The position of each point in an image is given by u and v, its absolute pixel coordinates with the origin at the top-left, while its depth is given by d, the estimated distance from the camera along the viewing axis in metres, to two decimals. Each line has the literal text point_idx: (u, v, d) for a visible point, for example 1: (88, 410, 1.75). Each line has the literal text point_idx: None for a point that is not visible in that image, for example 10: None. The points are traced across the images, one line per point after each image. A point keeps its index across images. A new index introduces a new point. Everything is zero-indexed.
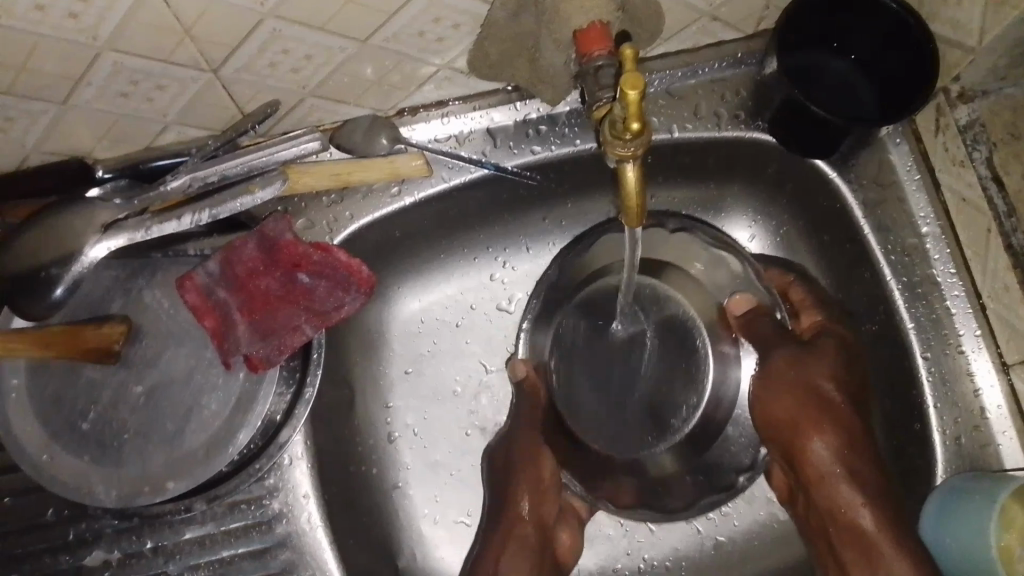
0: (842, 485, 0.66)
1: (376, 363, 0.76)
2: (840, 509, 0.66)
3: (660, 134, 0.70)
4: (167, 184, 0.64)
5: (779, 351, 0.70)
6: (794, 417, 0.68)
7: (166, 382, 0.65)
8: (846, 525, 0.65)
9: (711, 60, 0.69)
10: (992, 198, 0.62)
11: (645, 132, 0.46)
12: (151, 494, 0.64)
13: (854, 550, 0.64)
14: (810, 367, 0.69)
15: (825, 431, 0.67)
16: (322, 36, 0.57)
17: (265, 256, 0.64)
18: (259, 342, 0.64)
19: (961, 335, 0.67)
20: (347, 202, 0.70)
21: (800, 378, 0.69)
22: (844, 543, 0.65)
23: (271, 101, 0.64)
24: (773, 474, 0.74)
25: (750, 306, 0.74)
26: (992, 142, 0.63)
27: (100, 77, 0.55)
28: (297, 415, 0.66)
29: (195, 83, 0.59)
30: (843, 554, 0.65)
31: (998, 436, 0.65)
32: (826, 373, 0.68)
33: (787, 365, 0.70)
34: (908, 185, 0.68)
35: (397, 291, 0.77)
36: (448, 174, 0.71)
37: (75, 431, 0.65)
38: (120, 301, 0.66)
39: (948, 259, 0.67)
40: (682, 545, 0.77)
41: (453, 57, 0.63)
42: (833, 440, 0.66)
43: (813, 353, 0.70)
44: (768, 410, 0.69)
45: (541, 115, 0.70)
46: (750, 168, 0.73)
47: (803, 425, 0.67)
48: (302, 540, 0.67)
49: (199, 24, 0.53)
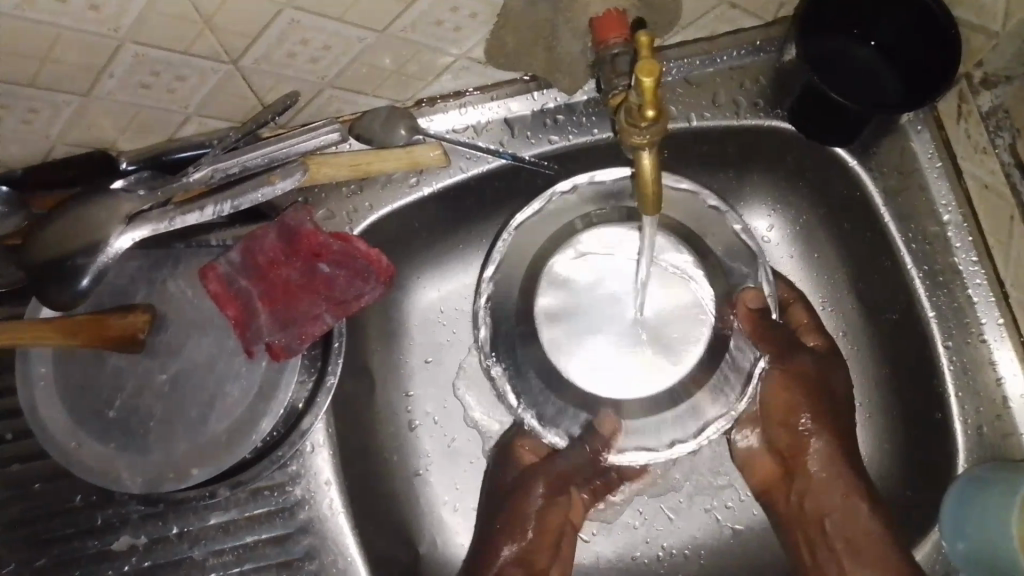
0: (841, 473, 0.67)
1: (395, 352, 0.77)
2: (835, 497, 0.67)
3: (678, 122, 0.70)
4: (189, 175, 0.65)
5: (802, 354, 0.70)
6: (797, 407, 0.69)
7: (189, 370, 0.66)
8: (840, 510, 0.67)
9: (729, 48, 0.69)
10: (1015, 184, 0.62)
11: (661, 118, 0.46)
12: (176, 480, 0.65)
13: (844, 537, 0.67)
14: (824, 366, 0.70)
15: (830, 425, 0.69)
16: (340, 26, 0.57)
17: (285, 246, 0.65)
18: (280, 330, 0.65)
19: (982, 323, 0.66)
20: (367, 193, 0.70)
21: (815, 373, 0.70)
22: (840, 533, 0.67)
23: (291, 92, 0.64)
24: (752, 463, 0.73)
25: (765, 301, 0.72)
26: (1016, 129, 0.62)
27: (122, 68, 0.56)
28: (318, 403, 0.67)
29: (215, 74, 0.60)
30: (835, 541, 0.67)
31: (1021, 426, 0.64)
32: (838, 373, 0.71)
33: (805, 365, 0.70)
34: (930, 172, 0.68)
35: (416, 281, 0.77)
36: (466, 165, 0.71)
37: (101, 419, 0.66)
38: (144, 291, 0.67)
39: (971, 247, 0.67)
40: (700, 533, 0.76)
41: (470, 47, 0.63)
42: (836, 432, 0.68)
43: (824, 357, 0.72)
44: (781, 403, 0.70)
45: (558, 105, 0.71)
46: (768, 157, 0.73)
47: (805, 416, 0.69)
48: (324, 526, 0.68)
49: (219, 15, 0.53)
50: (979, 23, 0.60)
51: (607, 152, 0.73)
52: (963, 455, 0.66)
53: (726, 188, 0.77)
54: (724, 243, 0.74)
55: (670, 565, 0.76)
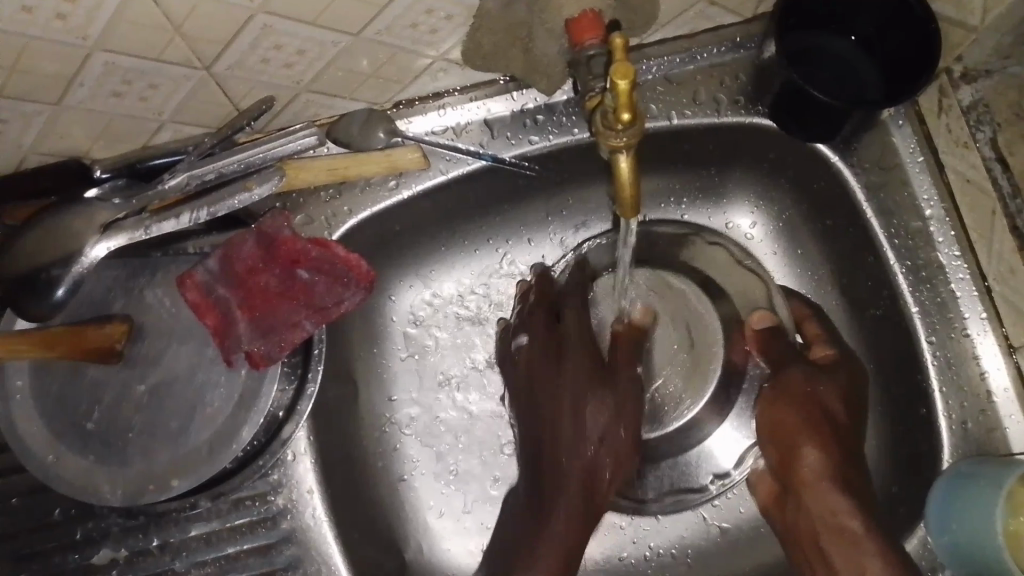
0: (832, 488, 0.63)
1: (378, 356, 0.76)
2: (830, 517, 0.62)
3: (659, 120, 0.69)
4: (165, 182, 0.64)
5: (793, 368, 0.69)
6: (797, 432, 0.66)
7: (169, 381, 0.66)
8: (837, 530, 0.61)
9: (709, 45, 0.68)
10: (995, 178, 0.63)
11: (637, 121, 0.46)
12: (156, 492, 0.64)
13: (842, 553, 0.60)
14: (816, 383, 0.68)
15: (824, 442, 0.65)
16: (313, 31, 0.57)
17: (264, 252, 0.65)
18: (260, 339, 0.64)
19: (966, 318, 0.66)
20: (345, 197, 0.70)
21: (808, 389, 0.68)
22: (829, 544, 0.61)
23: (266, 97, 0.63)
24: (757, 483, 0.71)
25: (768, 322, 0.73)
26: (996, 123, 0.64)
27: (92, 77, 0.55)
28: (299, 411, 0.67)
29: (188, 82, 0.59)
30: (831, 555, 0.61)
31: (1005, 420, 0.64)
32: (833, 389, 0.68)
33: (799, 381, 0.68)
34: (912, 167, 0.67)
35: (398, 283, 0.77)
36: (444, 167, 0.70)
37: (80, 431, 0.65)
38: (122, 301, 0.66)
39: (953, 242, 0.66)
40: (688, 533, 0.76)
41: (447, 49, 0.63)
42: (829, 449, 0.64)
43: (824, 372, 0.69)
44: (776, 416, 0.67)
45: (538, 105, 0.70)
46: (749, 154, 0.73)
47: (797, 432, 0.66)
48: (307, 535, 0.68)
49: (189, 21, 0.53)
50: (958, 18, 0.60)
51: (588, 151, 0.72)
52: (949, 452, 0.66)
53: (708, 186, 0.77)
54: (726, 273, 0.76)
55: (657, 565, 0.76)
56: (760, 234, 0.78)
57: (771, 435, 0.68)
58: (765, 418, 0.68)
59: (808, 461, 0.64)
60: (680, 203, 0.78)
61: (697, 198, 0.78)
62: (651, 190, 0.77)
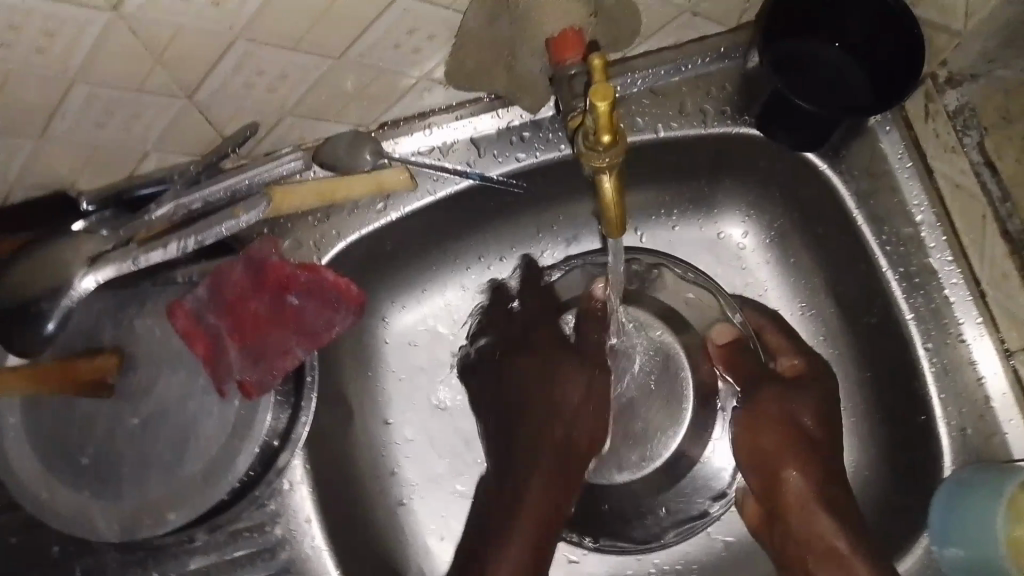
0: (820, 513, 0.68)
1: (372, 379, 0.76)
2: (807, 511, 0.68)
3: (646, 133, 0.69)
4: (151, 212, 0.63)
5: (767, 387, 0.73)
6: (778, 453, 0.70)
7: (161, 411, 0.65)
8: (822, 551, 0.67)
9: (695, 55, 0.68)
10: (984, 182, 0.64)
11: (619, 142, 0.46)
12: (153, 525, 0.64)
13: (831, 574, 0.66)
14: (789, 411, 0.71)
15: (802, 459, 0.69)
16: (296, 55, 0.56)
17: (252, 279, 0.64)
18: (251, 367, 0.64)
19: (960, 322, 0.66)
20: (333, 220, 0.69)
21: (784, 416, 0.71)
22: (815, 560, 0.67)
23: (251, 123, 0.63)
24: (745, 505, 0.74)
25: (732, 335, 0.74)
26: (983, 127, 0.64)
27: (74, 110, 0.55)
28: (294, 438, 0.66)
29: (172, 110, 0.59)
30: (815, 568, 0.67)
31: (1004, 424, 0.64)
32: (805, 408, 0.71)
33: (773, 397, 0.72)
34: (901, 174, 0.67)
35: (390, 305, 0.76)
36: (432, 187, 0.70)
37: (74, 465, 0.65)
38: (112, 332, 0.66)
39: (944, 247, 0.66)
40: (692, 548, 0.76)
41: (431, 68, 0.62)
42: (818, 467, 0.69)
43: (797, 387, 0.72)
44: (754, 440, 0.71)
45: (524, 122, 0.70)
46: (740, 163, 0.72)
47: (777, 453, 0.70)
48: (306, 564, 0.67)
49: (170, 50, 0.52)
50: (942, 23, 0.60)
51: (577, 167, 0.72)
52: (950, 458, 0.65)
53: (698, 197, 0.76)
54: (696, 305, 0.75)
55: None
56: (752, 244, 0.78)
57: (750, 456, 0.71)
58: (741, 442, 0.72)
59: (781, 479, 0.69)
60: (670, 215, 0.78)
61: (684, 210, 0.77)
62: (641, 203, 0.76)
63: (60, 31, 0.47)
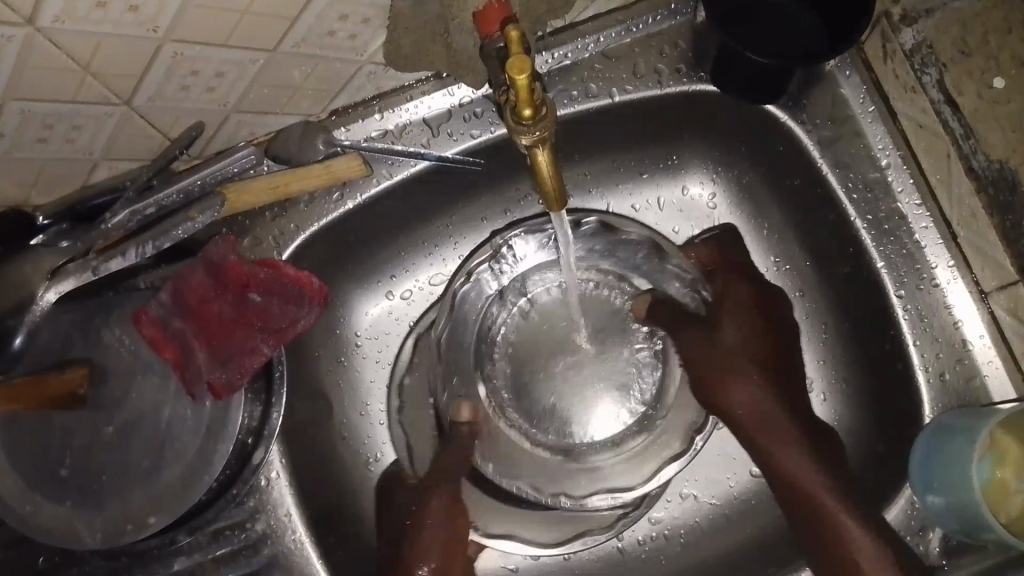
0: (783, 420, 0.69)
1: (349, 367, 0.76)
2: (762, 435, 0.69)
3: (600, 98, 0.67)
4: (106, 221, 0.62)
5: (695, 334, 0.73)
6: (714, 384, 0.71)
7: (136, 419, 0.65)
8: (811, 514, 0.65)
9: (645, 15, 0.67)
10: (946, 120, 0.64)
11: (545, 115, 0.45)
12: (135, 531, 0.64)
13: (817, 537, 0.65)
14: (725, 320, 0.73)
15: (766, 382, 0.71)
16: (226, 52, 0.55)
17: (212, 281, 0.64)
18: (220, 368, 0.64)
19: (933, 267, 0.66)
20: (291, 214, 0.68)
21: (717, 351, 0.72)
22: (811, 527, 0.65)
23: (194, 123, 0.62)
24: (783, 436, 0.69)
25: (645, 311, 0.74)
26: (941, 64, 0.64)
27: (11, 126, 0.54)
28: (267, 435, 0.67)
29: (111, 119, 0.58)
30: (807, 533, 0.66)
31: (983, 367, 0.65)
32: (737, 348, 0.72)
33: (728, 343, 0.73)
34: (864, 118, 0.66)
35: (358, 298, 0.76)
36: (388, 171, 0.69)
37: (54, 479, 0.64)
38: (81, 344, 0.65)
39: (912, 191, 0.66)
40: (678, 513, 0.76)
41: (371, 53, 0.61)
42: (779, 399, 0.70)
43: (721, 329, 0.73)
44: (693, 362, 0.73)
45: (474, 98, 0.69)
46: (699, 119, 0.71)
47: (731, 386, 0.71)
48: (291, 559, 0.68)
49: (96, 58, 0.51)
50: None
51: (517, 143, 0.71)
52: (930, 406, 0.66)
53: (657, 156, 0.75)
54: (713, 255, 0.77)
55: (650, 548, 0.76)
56: (722, 199, 0.77)
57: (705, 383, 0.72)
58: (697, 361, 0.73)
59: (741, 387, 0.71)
60: (642, 172, 0.76)
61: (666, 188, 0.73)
62: (588, 166, 0.74)
63: None
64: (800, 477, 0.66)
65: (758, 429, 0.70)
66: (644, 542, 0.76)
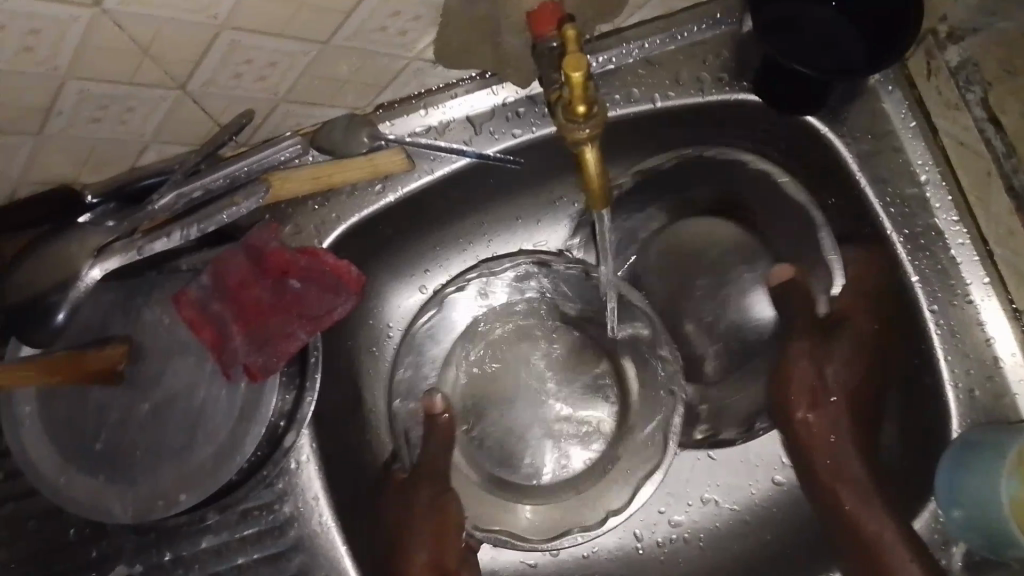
0: (836, 436, 0.66)
1: (380, 358, 0.77)
2: (827, 474, 0.66)
3: (642, 103, 0.68)
4: (154, 203, 0.64)
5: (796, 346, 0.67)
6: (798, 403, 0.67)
7: (171, 398, 0.66)
8: (859, 537, 0.64)
9: (689, 23, 0.68)
10: (988, 139, 0.63)
11: (596, 112, 0.46)
12: (165, 508, 0.65)
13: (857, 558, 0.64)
14: (792, 358, 0.67)
15: (840, 413, 0.67)
16: (281, 42, 0.56)
17: (253, 266, 0.65)
18: (256, 351, 0.65)
19: (967, 284, 0.67)
20: (332, 204, 0.70)
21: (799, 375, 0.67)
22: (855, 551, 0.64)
23: (244, 111, 0.63)
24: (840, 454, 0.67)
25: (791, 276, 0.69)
26: (986, 83, 0.64)
27: (68, 105, 0.56)
28: (299, 420, 0.68)
29: (164, 102, 0.59)
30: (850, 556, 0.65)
31: (1014, 386, 0.66)
32: (836, 361, 0.67)
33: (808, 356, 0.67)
34: (905, 132, 0.68)
35: (392, 291, 0.77)
36: (430, 166, 0.70)
37: (90, 451, 0.66)
38: (121, 321, 0.66)
39: (950, 207, 0.67)
40: (700, 518, 0.77)
41: (420, 49, 0.62)
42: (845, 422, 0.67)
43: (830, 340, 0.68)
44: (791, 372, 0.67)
45: (518, 98, 0.70)
46: (738, 130, 0.71)
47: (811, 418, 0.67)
48: (315, 542, 0.69)
49: (155, 41, 0.52)
50: None
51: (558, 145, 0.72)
52: (958, 421, 0.66)
53: None
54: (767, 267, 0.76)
55: (671, 552, 0.76)
56: None
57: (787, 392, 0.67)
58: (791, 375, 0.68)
59: (820, 410, 0.67)
60: None
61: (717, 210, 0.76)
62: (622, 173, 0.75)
63: (44, 29, 0.48)
64: (850, 502, 0.65)
65: (823, 461, 0.66)
66: (665, 545, 0.76)
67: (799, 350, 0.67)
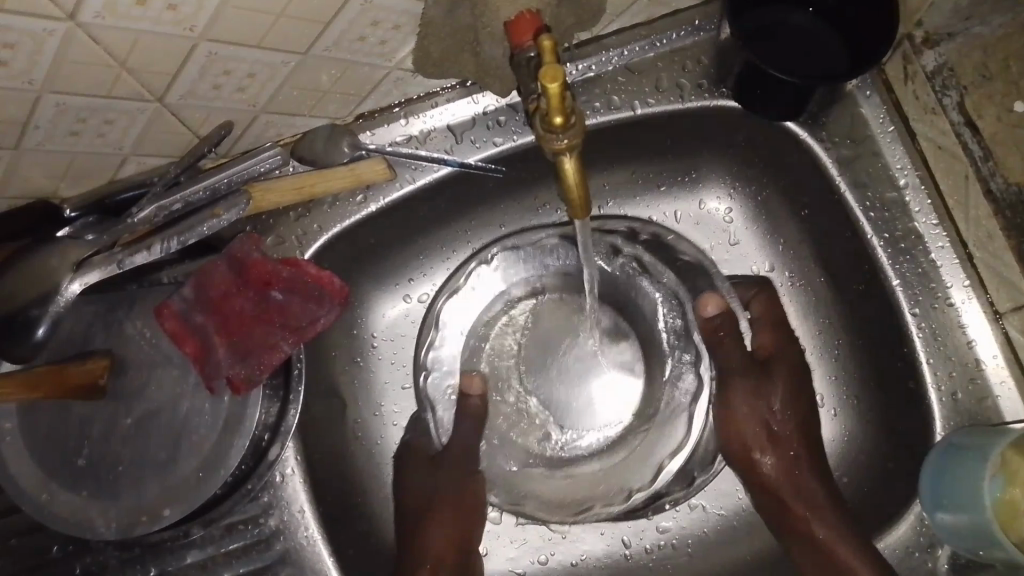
0: (797, 469, 0.72)
1: (365, 368, 0.77)
2: (800, 505, 0.70)
3: (622, 110, 0.68)
4: (132, 216, 0.63)
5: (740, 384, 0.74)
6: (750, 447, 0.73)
7: (154, 412, 0.66)
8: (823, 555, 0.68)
9: (669, 30, 0.68)
10: (965, 144, 0.64)
11: (574, 122, 0.46)
12: (149, 523, 0.65)
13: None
14: (733, 401, 0.74)
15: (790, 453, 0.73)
16: (260, 53, 0.56)
17: (236, 277, 0.65)
18: (239, 363, 0.65)
19: (948, 287, 0.67)
20: (314, 214, 0.70)
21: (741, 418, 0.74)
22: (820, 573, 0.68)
23: (224, 122, 0.63)
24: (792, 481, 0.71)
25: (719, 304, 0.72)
26: (961, 87, 0.64)
27: (45, 119, 0.55)
28: (283, 433, 0.68)
29: (143, 115, 0.59)
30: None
31: (996, 388, 0.66)
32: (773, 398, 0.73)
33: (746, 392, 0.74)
34: (883, 137, 0.68)
35: (376, 300, 0.77)
36: (411, 176, 0.70)
37: (73, 466, 0.65)
38: (102, 336, 0.66)
39: (929, 211, 0.67)
40: (687, 523, 0.77)
41: (400, 58, 0.62)
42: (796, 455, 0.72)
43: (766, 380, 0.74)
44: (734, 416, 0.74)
45: (499, 107, 0.70)
46: (718, 136, 0.72)
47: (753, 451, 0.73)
48: (302, 555, 0.69)
49: (133, 54, 0.52)
50: None
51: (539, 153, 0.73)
52: (941, 424, 0.67)
53: (677, 169, 0.76)
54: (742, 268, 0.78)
55: (659, 557, 0.76)
56: (738, 216, 0.78)
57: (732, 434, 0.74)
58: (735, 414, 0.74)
59: (769, 446, 0.73)
60: (661, 187, 0.77)
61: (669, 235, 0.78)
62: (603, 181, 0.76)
63: (18, 43, 0.47)
64: (804, 525, 0.69)
65: (785, 488, 0.71)
66: (653, 551, 0.76)
67: (740, 394, 0.74)
